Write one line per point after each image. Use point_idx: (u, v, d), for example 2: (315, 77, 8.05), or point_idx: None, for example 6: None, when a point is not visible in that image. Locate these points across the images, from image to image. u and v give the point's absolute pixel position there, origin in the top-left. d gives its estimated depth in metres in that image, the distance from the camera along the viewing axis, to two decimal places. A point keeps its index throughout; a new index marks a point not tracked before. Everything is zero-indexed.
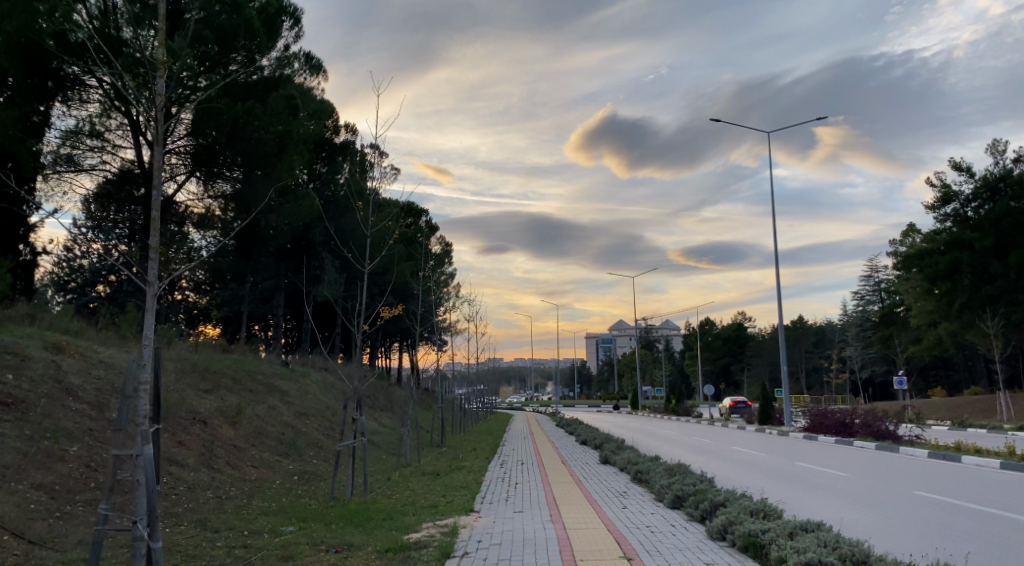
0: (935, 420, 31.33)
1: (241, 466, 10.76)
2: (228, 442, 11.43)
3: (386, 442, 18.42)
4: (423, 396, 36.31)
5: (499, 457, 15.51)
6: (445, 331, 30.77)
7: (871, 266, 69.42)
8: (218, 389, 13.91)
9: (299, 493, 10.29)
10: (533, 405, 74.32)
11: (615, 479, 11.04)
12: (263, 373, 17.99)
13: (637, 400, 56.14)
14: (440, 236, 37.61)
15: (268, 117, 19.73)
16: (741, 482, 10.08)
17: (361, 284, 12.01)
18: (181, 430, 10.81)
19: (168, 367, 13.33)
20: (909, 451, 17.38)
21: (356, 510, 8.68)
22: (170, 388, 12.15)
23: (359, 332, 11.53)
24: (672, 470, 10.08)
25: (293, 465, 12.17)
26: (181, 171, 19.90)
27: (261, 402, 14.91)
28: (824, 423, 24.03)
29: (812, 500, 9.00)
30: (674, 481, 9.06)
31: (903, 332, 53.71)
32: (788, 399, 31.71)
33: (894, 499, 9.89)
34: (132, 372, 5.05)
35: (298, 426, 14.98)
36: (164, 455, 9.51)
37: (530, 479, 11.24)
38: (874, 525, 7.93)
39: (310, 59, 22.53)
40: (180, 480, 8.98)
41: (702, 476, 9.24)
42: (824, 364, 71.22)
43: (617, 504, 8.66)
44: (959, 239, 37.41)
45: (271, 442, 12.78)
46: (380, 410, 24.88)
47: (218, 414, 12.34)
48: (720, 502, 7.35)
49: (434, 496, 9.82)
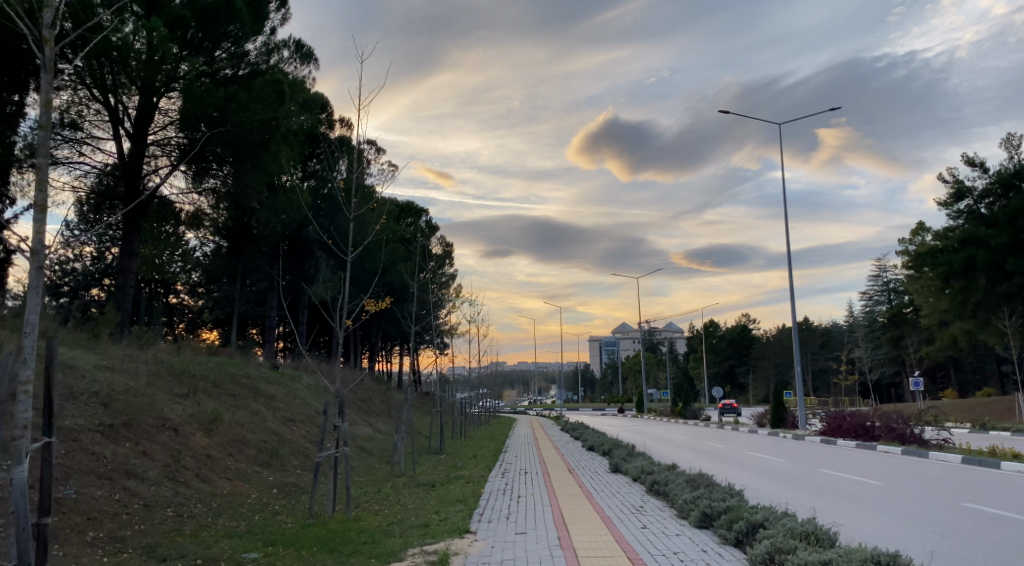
0: (955, 423, 30.16)
1: (214, 480, 9.66)
2: (201, 451, 10.33)
3: (380, 450, 17.30)
4: (423, 401, 35.18)
5: (500, 465, 14.41)
6: (445, 333, 29.64)
7: (880, 266, 68.30)
8: (195, 394, 12.78)
9: (276, 509, 9.19)
10: (537, 408, 73.53)
11: (630, 492, 9.87)
12: (249, 376, 16.89)
13: (641, 403, 55.38)
14: (440, 236, 36.65)
15: (254, 105, 18.65)
16: (776, 497, 8.86)
17: (344, 270, 10.71)
18: (146, 437, 9.71)
19: (141, 370, 12.26)
20: (941, 456, 16.17)
21: (333, 532, 7.51)
22: (140, 392, 11.05)
23: (341, 328, 10.11)
24: (693, 481, 8.97)
25: (273, 477, 11.06)
26: (167, 162, 19.09)
27: (243, 408, 13.80)
28: (842, 426, 22.84)
29: (866, 520, 7.75)
30: (699, 496, 7.92)
31: (914, 332, 52.74)
32: (801, 400, 30.55)
33: (954, 516, 8.65)
34: (8, 370, 4.38)
35: (283, 433, 13.86)
36: (120, 467, 8.38)
37: (534, 492, 10.09)
38: (964, 556, 6.59)
39: (300, 46, 21.59)
40: (135, 497, 7.84)
41: (733, 490, 8.06)
42: (831, 366, 70.08)
43: (634, 524, 7.53)
44: (973, 235, 35.93)
45: (250, 452, 11.68)
46: (375, 415, 23.78)
47: (193, 421, 11.26)
48: (759, 523, 6.28)
49: (425, 513, 8.71)
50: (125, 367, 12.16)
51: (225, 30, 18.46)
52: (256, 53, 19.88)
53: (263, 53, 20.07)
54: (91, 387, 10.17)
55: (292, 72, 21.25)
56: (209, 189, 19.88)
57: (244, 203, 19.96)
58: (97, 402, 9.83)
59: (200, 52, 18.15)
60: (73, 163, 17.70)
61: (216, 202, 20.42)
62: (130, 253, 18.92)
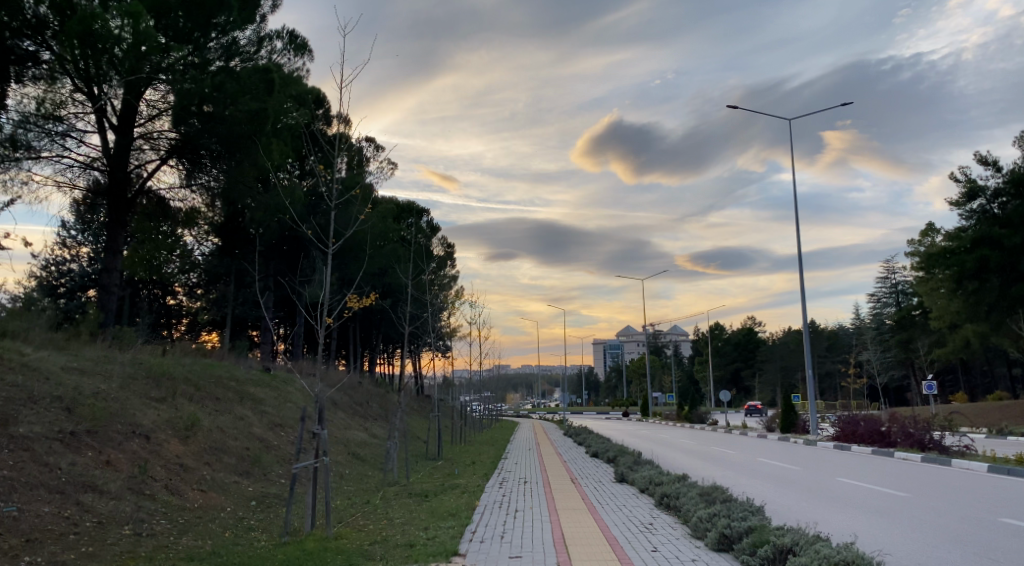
0: (971, 428, 29.23)
1: (185, 492, 8.88)
2: (174, 461, 9.58)
3: (373, 457, 16.53)
4: (424, 404, 34.42)
5: (499, 474, 13.60)
6: (447, 336, 28.79)
7: (888, 268, 67.24)
8: (173, 397, 12.02)
9: (251, 525, 8.40)
10: (541, 411, 72.90)
11: (637, 506, 9.07)
12: (236, 379, 16.14)
13: (645, 407, 54.41)
14: (442, 237, 35.92)
15: (243, 94, 18.02)
16: (803, 516, 8.04)
17: (328, 266, 9.88)
18: (113, 445, 8.94)
19: (115, 372, 11.53)
20: (964, 464, 15.33)
21: (308, 553, 6.71)
22: (110, 396, 10.29)
23: (322, 329, 9.24)
24: (707, 495, 8.18)
25: (254, 488, 10.29)
26: (156, 157, 18.51)
27: (226, 412, 13.02)
28: (856, 432, 21.97)
29: (903, 546, 6.96)
30: (715, 514, 7.11)
31: (924, 335, 51.73)
32: (811, 404, 29.69)
33: (994, 533, 7.84)
34: None
35: (268, 439, 13.09)
36: (77, 479, 7.62)
37: (534, 507, 9.30)
38: None
39: (294, 37, 20.71)
40: (89, 513, 7.06)
41: (753, 507, 7.23)
42: (838, 369, 69.06)
43: (644, 547, 6.68)
44: (986, 236, 34.90)
45: (229, 459, 10.91)
46: (372, 420, 22.96)
47: (168, 427, 10.51)
48: (788, 548, 5.52)
49: (413, 530, 7.95)
50: (98, 369, 11.42)
51: (214, 20, 17.98)
52: (246, 43, 19.21)
53: (254, 44, 19.41)
54: (54, 391, 9.38)
55: (285, 63, 20.42)
56: (199, 185, 19.17)
57: (236, 199, 19.29)
58: (60, 408, 9.05)
59: (187, 41, 17.55)
60: (56, 157, 17.00)
61: (211, 201, 19.76)
62: (115, 251, 18.18)
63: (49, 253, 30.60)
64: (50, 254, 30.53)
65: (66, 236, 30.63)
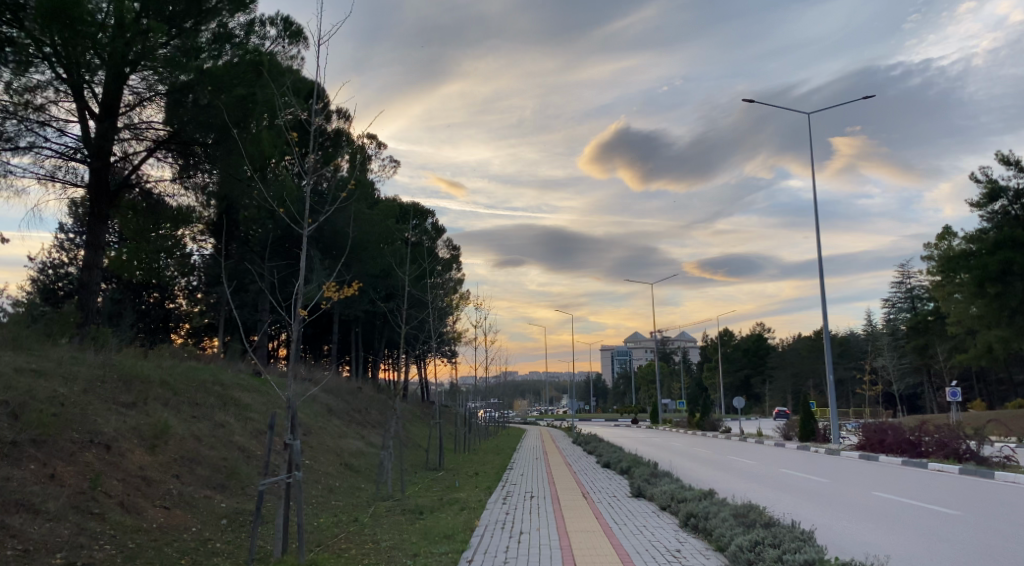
0: (1001, 438, 27.72)
1: (144, 510, 7.78)
2: (135, 473, 8.51)
3: (368, 467, 15.43)
4: (428, 410, 33.26)
5: (504, 487, 12.42)
6: (452, 341, 27.61)
7: (903, 272, 65.70)
8: (144, 403, 10.95)
9: (215, 549, 7.30)
10: (547, 420, 71.66)
11: (660, 528, 7.90)
12: (222, 383, 15.06)
13: (654, 414, 52.97)
14: (447, 239, 35.06)
15: (228, 81, 16.92)
16: (870, 550, 6.81)
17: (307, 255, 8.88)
18: (62, 457, 7.86)
19: (80, 375, 10.47)
20: (1009, 476, 14.07)
21: None
22: (69, 402, 9.22)
23: (296, 324, 8.24)
24: (744, 517, 7.01)
25: (227, 504, 9.20)
26: (144, 149, 17.53)
27: (205, 420, 11.95)
28: (884, 441, 20.61)
29: None
30: (759, 542, 5.95)
31: (941, 340, 50.20)
32: (831, 411, 28.38)
33: None
34: None
35: (251, 449, 12.00)
36: (8, 497, 6.52)
37: (541, 528, 8.15)
38: None
39: (289, 25, 19.60)
40: (13, 539, 5.99)
41: (805, 535, 6.06)
42: (853, 376, 67.47)
43: None
44: (1011, 238, 33.40)
45: (203, 471, 9.85)
46: (370, 427, 21.86)
47: (133, 435, 9.45)
48: None
49: (400, 557, 6.81)
50: (62, 371, 10.36)
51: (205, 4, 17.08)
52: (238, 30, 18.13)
53: (244, 29, 18.22)
54: (0, 395, 8.28)
55: (279, 52, 19.30)
56: (193, 182, 18.08)
57: (228, 195, 18.14)
58: (3, 414, 7.94)
59: (173, 26, 16.58)
60: (36, 148, 16.04)
61: (206, 200, 18.66)
62: (99, 247, 17.12)
63: (48, 256, 29.88)
64: (48, 257, 29.81)
65: (64, 238, 29.91)
